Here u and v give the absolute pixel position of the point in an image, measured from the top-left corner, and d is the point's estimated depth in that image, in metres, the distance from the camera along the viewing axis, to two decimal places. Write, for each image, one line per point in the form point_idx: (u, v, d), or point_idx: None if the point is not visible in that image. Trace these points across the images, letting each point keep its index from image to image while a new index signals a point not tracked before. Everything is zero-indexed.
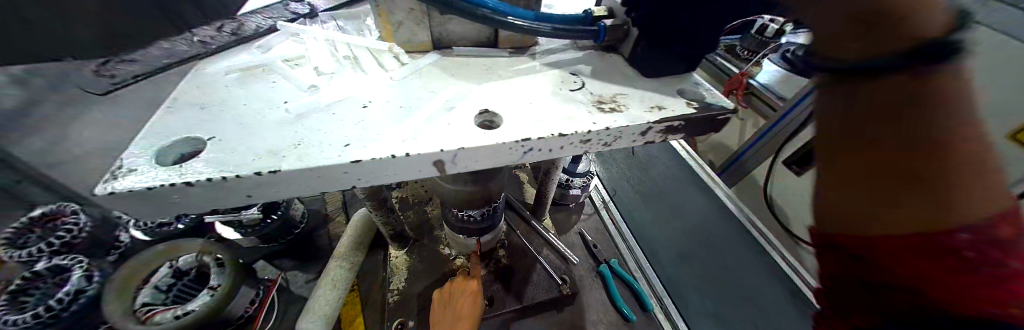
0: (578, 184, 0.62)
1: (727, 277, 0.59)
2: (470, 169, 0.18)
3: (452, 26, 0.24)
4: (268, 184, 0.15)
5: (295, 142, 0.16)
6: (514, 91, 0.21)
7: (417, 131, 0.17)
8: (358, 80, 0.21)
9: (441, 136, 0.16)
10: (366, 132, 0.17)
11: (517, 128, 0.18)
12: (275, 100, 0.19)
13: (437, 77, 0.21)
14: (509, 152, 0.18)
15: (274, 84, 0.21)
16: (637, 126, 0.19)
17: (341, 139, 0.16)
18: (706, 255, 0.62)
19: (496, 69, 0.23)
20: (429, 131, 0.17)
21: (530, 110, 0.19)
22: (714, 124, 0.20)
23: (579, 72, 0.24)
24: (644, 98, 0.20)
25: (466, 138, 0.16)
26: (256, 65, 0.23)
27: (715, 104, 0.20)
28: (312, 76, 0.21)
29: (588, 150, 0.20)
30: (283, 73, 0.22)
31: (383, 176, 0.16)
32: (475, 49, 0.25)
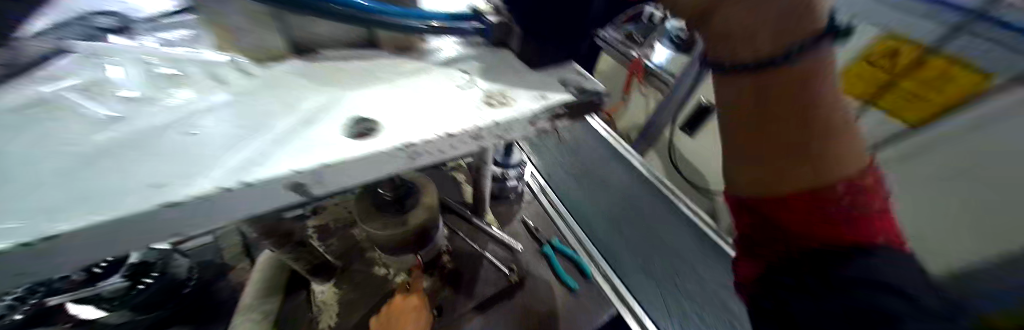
0: (514, 175, 0.63)
1: (650, 238, 0.66)
2: (346, 184, 0.16)
3: (312, 28, 0.21)
4: (25, 257, 0.11)
5: (68, 193, 0.12)
6: (392, 92, 0.19)
7: (267, 154, 0.14)
8: (190, 101, 0.17)
9: (297, 156, 0.14)
10: (194, 166, 0.13)
11: (397, 133, 0.16)
12: (47, 140, 0.15)
13: (299, 87, 0.18)
14: (391, 160, 0.16)
15: (60, 122, 0.16)
16: (523, 117, 0.19)
17: (150, 180, 0.13)
18: (634, 222, 0.69)
19: (371, 71, 0.21)
20: (283, 152, 0.14)
21: (412, 110, 0.18)
22: (593, 107, 0.22)
23: (468, 69, 0.22)
24: (530, 88, 0.21)
25: (328, 154, 0.14)
26: (38, 101, 0.17)
27: (591, 87, 0.22)
28: (131, 102, 0.17)
29: (484, 146, 0.19)
30: (79, 104, 0.17)
31: (230, 211, 0.14)
32: (350, 52, 0.23)
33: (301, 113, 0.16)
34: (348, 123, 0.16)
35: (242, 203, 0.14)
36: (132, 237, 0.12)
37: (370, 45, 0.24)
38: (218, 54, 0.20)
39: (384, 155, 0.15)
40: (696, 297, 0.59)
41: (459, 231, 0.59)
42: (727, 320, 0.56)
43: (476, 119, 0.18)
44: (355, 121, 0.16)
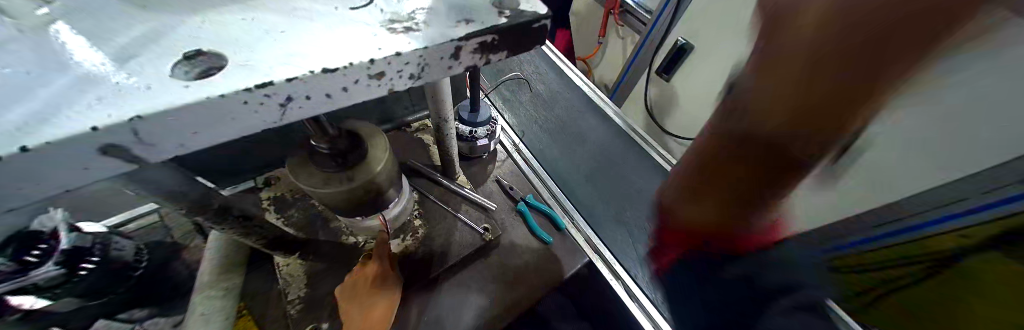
0: (483, 134, 0.60)
1: (624, 189, 0.66)
2: (209, 143, 0.13)
3: None
4: None
5: None
6: (253, 19, 0.15)
7: (62, 106, 0.11)
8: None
9: (107, 106, 0.11)
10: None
11: (257, 70, 0.13)
12: None
13: (127, 22, 0.14)
14: (264, 111, 0.13)
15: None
16: (436, 46, 0.15)
17: None
18: (609, 175, 0.68)
19: None
20: (88, 102, 0.11)
21: (279, 42, 0.14)
22: (532, 35, 0.18)
23: None
24: (449, 12, 0.17)
25: (152, 101, 0.11)
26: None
27: (526, 10, 0.18)
28: None
29: (393, 88, 0.16)
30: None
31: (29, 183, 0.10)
32: None
33: (119, 53, 0.13)
34: (190, 63, 0.13)
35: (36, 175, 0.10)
36: None
37: None
38: None
39: (243, 104, 0.12)
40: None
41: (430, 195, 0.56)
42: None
43: (367, 51, 0.14)
44: (205, 58, 0.13)
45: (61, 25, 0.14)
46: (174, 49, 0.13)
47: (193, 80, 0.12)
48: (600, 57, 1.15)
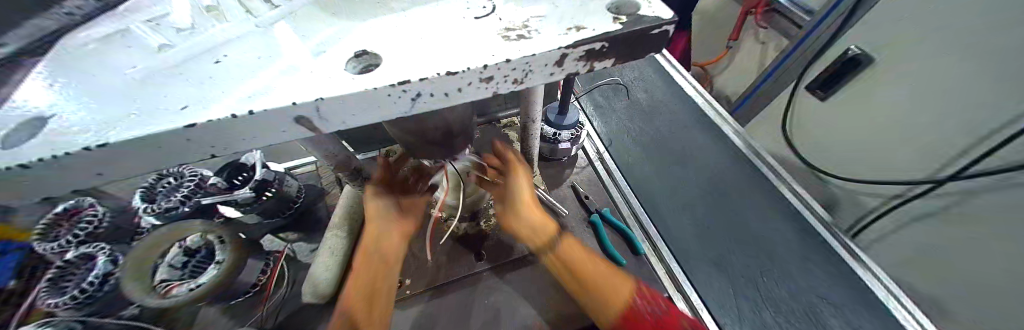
0: (567, 138, 0.59)
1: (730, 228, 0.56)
2: (352, 124, 0.16)
3: None
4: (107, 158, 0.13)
5: (135, 107, 0.14)
6: (401, 22, 0.17)
7: (273, 87, 0.14)
8: (219, 34, 0.17)
9: (299, 89, 0.14)
10: (213, 96, 0.14)
11: (395, 66, 0.15)
12: (123, 63, 0.17)
13: (312, 19, 0.18)
14: (398, 102, 0.15)
15: (127, 54, 0.17)
16: (545, 54, 0.15)
17: (183, 103, 0.14)
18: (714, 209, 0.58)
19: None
20: (288, 84, 0.14)
21: (414, 43, 0.16)
22: (650, 40, 0.16)
23: None
24: (562, 17, 0.17)
25: (325, 88, 0.14)
26: (118, 37, 0.19)
27: (646, 15, 0.16)
28: (182, 28, 0.18)
29: (497, 91, 0.17)
30: (140, 36, 0.18)
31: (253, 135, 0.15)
32: None
33: (312, 46, 0.16)
34: (355, 58, 0.15)
35: (260, 132, 0.15)
36: (183, 152, 0.15)
37: None
38: None
39: (386, 95, 0.14)
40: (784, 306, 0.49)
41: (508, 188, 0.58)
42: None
43: (487, 58, 0.15)
44: (359, 53, 0.16)
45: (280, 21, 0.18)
46: (339, 43, 0.16)
47: (357, 74, 0.15)
48: (729, 61, 0.99)
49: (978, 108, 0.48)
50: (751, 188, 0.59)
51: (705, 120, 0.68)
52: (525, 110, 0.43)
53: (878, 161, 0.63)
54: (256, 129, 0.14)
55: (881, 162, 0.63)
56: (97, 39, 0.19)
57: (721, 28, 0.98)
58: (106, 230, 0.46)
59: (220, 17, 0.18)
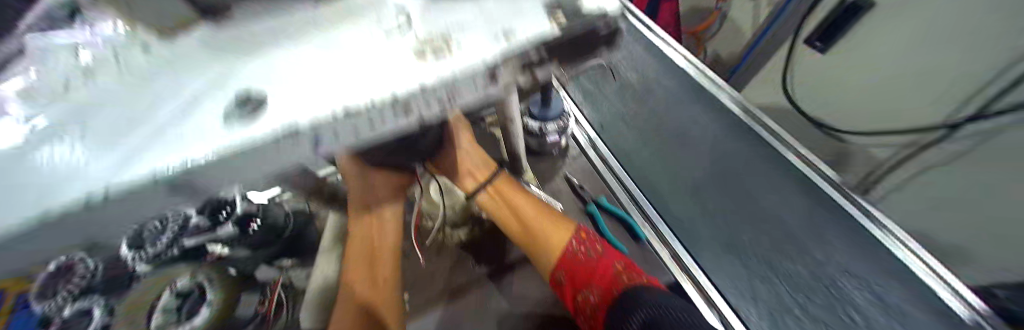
0: (553, 130, 0.56)
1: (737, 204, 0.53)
2: (251, 180, 0.13)
3: None
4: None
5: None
6: (297, 51, 0.14)
7: (140, 155, 0.12)
8: (80, 92, 0.14)
9: (168, 154, 0.11)
10: (71, 175, 0.11)
11: (285, 108, 0.12)
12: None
13: (194, 56, 0.15)
14: (299, 150, 0.12)
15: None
16: (467, 74, 0.13)
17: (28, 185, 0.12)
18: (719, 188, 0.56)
19: (279, 20, 0.16)
20: (162, 147, 0.12)
21: (312, 77, 0.13)
22: (595, 39, 0.14)
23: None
24: (491, 21, 0.14)
25: (198, 149, 0.11)
26: None
27: (590, 7, 0.14)
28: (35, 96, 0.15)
29: (422, 116, 0.13)
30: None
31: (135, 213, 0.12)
32: None
33: (185, 93, 0.13)
34: (236, 107, 0.13)
35: (148, 205, 0.12)
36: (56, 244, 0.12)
37: None
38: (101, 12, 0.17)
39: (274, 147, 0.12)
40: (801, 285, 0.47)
41: None
42: (842, 312, 0.45)
43: (399, 85, 0.12)
44: (247, 95, 0.13)
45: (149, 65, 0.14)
46: (223, 87, 0.13)
47: (234, 123, 0.12)
48: (719, 24, 0.94)
49: (976, 33, 0.46)
50: None
51: None
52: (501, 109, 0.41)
53: (854, 101, 0.63)
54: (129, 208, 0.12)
55: (861, 101, 0.62)
56: None
57: None
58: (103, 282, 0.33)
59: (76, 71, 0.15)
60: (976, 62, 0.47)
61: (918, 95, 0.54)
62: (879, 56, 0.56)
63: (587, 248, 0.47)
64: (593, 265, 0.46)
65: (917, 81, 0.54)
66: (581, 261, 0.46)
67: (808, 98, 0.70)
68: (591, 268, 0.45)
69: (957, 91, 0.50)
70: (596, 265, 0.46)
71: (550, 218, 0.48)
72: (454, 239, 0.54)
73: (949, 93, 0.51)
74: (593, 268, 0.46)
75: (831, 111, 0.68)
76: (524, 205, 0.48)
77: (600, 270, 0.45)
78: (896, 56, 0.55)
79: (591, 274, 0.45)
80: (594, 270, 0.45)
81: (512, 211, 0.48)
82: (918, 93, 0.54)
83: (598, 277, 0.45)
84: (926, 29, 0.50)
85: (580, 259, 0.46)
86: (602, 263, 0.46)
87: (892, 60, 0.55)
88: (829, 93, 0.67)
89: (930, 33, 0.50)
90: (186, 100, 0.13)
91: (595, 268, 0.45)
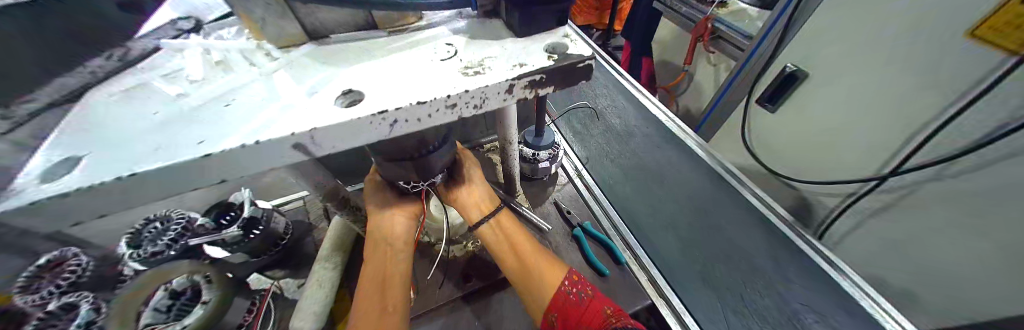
0: (545, 157, 0.63)
1: (706, 236, 0.60)
2: (339, 149, 0.20)
3: (321, 17, 0.24)
4: (156, 182, 0.17)
5: (163, 142, 0.17)
6: (378, 68, 0.21)
7: (276, 121, 0.18)
8: (222, 82, 0.21)
9: (294, 122, 0.18)
10: (233, 130, 0.18)
11: (379, 100, 0.19)
12: (145, 111, 0.20)
13: (309, 68, 0.22)
14: (377, 127, 0.19)
15: (143, 102, 0.21)
16: (497, 84, 0.19)
17: (200, 136, 0.18)
18: (691, 221, 0.63)
19: (365, 51, 0.23)
20: (290, 118, 0.18)
21: (394, 81, 0.20)
22: (577, 71, 0.21)
23: (457, 41, 0.23)
24: (510, 58, 0.21)
25: (318, 120, 0.18)
26: (134, 94, 0.21)
27: (573, 53, 0.21)
28: (192, 87, 0.21)
29: (461, 115, 0.20)
30: (159, 89, 0.21)
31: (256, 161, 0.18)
32: (347, 36, 0.25)
33: (306, 89, 0.20)
34: (340, 99, 0.19)
35: (272, 157, 0.18)
36: (202, 179, 0.18)
37: (373, 27, 0.25)
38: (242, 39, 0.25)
39: (366, 122, 0.18)
40: (769, 317, 0.50)
41: None
42: None
43: (452, 89, 0.19)
44: (350, 92, 0.20)
45: (279, 73, 0.22)
46: (329, 87, 0.20)
47: (342, 107, 0.18)
48: (688, 83, 1.10)
49: (881, 103, 0.57)
50: (720, 198, 0.64)
51: (673, 137, 0.75)
52: (504, 133, 0.49)
53: (800, 148, 0.74)
54: (262, 155, 0.18)
55: (803, 149, 0.73)
56: (115, 94, 0.22)
57: (679, 54, 1.10)
58: (89, 279, 0.43)
59: (219, 73, 0.22)
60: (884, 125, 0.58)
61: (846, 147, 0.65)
62: (822, 118, 0.67)
63: (581, 287, 0.45)
64: (588, 306, 0.43)
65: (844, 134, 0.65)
66: (576, 302, 0.44)
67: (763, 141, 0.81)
68: (587, 311, 0.43)
69: (872, 147, 0.61)
70: (586, 306, 0.43)
71: (541, 253, 0.48)
72: (449, 254, 0.57)
73: (866, 147, 0.62)
74: (587, 310, 0.43)
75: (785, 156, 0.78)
76: (522, 238, 0.49)
77: (592, 311, 0.43)
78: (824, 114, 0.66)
79: (587, 318, 0.42)
80: (587, 312, 0.43)
81: (511, 243, 0.48)
82: (845, 146, 0.65)
83: (591, 318, 0.42)
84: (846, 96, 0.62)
85: (576, 301, 0.44)
86: (597, 307, 0.43)
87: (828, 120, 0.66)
88: (778, 141, 0.78)
89: (849, 100, 0.61)
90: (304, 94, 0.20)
91: (592, 312, 0.43)
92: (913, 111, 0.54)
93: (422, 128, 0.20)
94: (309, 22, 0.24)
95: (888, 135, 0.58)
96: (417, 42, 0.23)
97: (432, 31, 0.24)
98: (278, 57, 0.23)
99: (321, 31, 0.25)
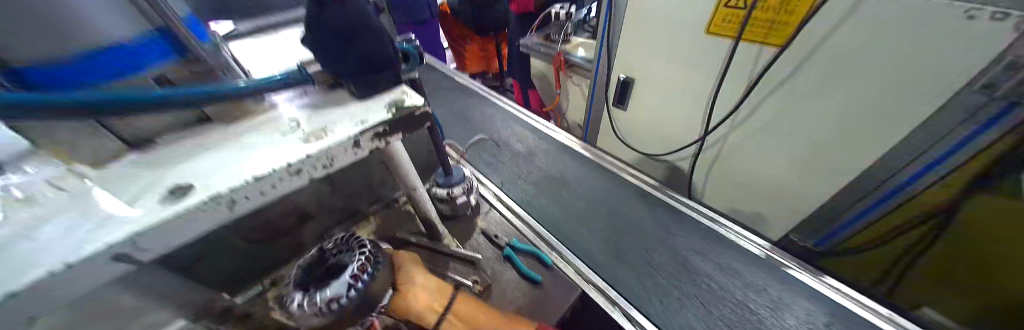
0: (460, 192, 0.66)
1: (611, 219, 0.71)
2: (175, 242, 0.20)
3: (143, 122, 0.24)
4: None
5: None
6: (218, 157, 0.23)
7: (89, 237, 0.18)
8: (28, 218, 0.20)
9: (112, 233, 0.18)
10: (25, 261, 0.17)
11: (213, 186, 0.20)
12: None
13: (133, 177, 0.22)
14: (217, 210, 0.20)
15: None
16: (340, 143, 0.23)
17: None
18: (598, 210, 0.73)
19: (202, 147, 0.25)
20: (106, 230, 0.18)
21: (231, 165, 0.22)
22: (417, 118, 0.27)
23: (299, 115, 0.26)
24: (352, 118, 0.25)
25: (140, 223, 0.18)
26: None
27: (409, 104, 0.26)
28: None
29: (312, 176, 0.23)
30: None
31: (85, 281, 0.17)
32: (182, 138, 0.26)
33: (130, 197, 0.20)
34: (170, 195, 0.20)
35: (93, 276, 0.18)
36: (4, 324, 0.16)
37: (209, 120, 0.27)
38: (51, 166, 0.24)
39: (199, 209, 0.19)
40: (672, 271, 0.60)
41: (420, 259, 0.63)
42: (702, 283, 0.57)
43: (291, 157, 0.22)
44: (179, 187, 0.21)
45: (99, 190, 0.21)
46: (159, 189, 0.21)
47: (167, 203, 0.19)
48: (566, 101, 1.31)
49: (677, 86, 0.87)
50: (612, 186, 0.77)
51: (567, 148, 0.89)
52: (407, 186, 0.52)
53: (652, 133, 1.02)
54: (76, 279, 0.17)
55: (658, 133, 1.00)
56: None
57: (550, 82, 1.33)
58: None
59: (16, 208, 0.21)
60: (693, 98, 0.85)
61: (692, 116, 0.88)
62: (658, 106, 0.95)
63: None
64: None
65: (670, 113, 0.93)
66: None
67: (637, 138, 1.08)
68: None
69: (690, 120, 0.89)
70: None
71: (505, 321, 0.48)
72: None
73: (693, 113, 0.88)
74: None
75: (660, 142, 1.02)
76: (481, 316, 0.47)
77: None
78: (654, 106, 0.96)
79: None
80: None
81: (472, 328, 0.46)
82: (691, 114, 0.88)
83: None
84: (663, 89, 0.91)
85: None
86: None
87: (673, 110, 0.92)
88: (644, 132, 1.04)
89: (666, 92, 0.90)
90: (128, 202, 0.20)
91: None
92: (714, 75, 0.77)
93: (269, 197, 0.22)
94: (125, 136, 0.24)
95: (694, 111, 0.87)
96: (261, 125, 0.26)
97: (279, 112, 0.28)
98: (97, 175, 0.23)
99: (144, 139, 0.26)
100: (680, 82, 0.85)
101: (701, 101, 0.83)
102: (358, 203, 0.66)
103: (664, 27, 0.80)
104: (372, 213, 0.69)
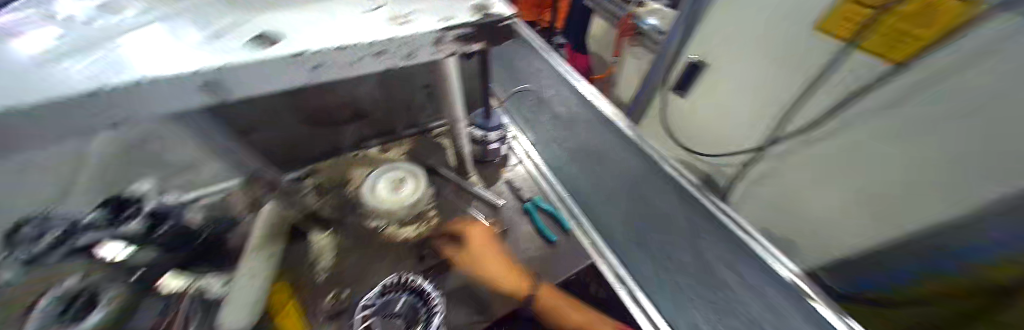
0: (495, 138, 0.66)
1: None
2: (254, 89, 0.21)
3: None
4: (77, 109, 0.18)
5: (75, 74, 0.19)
6: (300, 16, 0.22)
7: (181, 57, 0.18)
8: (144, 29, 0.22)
9: (205, 60, 0.18)
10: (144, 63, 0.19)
11: (299, 42, 0.20)
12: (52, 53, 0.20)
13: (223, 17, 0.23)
14: (298, 70, 0.20)
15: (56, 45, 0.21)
16: (424, 34, 0.21)
17: (111, 70, 0.19)
18: None
19: (281, 3, 0.24)
20: (203, 56, 0.19)
21: (315, 25, 0.21)
22: (500, 29, 0.24)
23: None
24: (437, 13, 0.23)
25: (230, 59, 0.18)
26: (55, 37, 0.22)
27: (498, 12, 0.24)
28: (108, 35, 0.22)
29: (390, 62, 0.22)
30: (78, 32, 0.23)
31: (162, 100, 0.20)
32: None
33: (222, 32, 0.21)
34: (257, 40, 0.20)
35: (186, 90, 0.19)
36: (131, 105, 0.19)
37: None
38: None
39: (284, 60, 0.19)
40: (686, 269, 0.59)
41: (444, 190, 0.66)
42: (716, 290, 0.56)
43: (373, 35, 0.21)
44: (263, 35, 0.21)
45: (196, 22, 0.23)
46: (244, 33, 0.21)
47: (255, 48, 0.20)
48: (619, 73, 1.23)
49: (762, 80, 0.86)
50: None
51: None
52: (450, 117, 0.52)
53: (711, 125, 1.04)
54: (177, 86, 0.19)
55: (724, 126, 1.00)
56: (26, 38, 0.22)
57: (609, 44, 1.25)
58: None
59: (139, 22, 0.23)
60: (772, 96, 0.85)
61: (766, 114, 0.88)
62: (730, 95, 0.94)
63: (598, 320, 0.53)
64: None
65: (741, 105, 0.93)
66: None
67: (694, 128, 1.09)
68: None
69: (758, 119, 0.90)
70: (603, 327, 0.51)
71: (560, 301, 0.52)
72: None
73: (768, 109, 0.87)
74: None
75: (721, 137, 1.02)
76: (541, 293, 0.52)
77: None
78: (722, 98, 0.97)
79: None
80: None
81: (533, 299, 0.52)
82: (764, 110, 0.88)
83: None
84: (743, 78, 0.90)
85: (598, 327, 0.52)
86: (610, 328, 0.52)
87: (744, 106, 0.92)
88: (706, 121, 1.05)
89: (744, 83, 0.90)
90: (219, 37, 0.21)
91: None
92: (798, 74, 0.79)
93: (346, 72, 0.22)
94: None
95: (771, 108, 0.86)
96: None
97: None
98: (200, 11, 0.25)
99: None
100: (767, 75, 0.85)
101: (779, 99, 0.84)
102: (395, 121, 0.67)
103: (764, 15, 0.80)
104: (405, 135, 0.71)
